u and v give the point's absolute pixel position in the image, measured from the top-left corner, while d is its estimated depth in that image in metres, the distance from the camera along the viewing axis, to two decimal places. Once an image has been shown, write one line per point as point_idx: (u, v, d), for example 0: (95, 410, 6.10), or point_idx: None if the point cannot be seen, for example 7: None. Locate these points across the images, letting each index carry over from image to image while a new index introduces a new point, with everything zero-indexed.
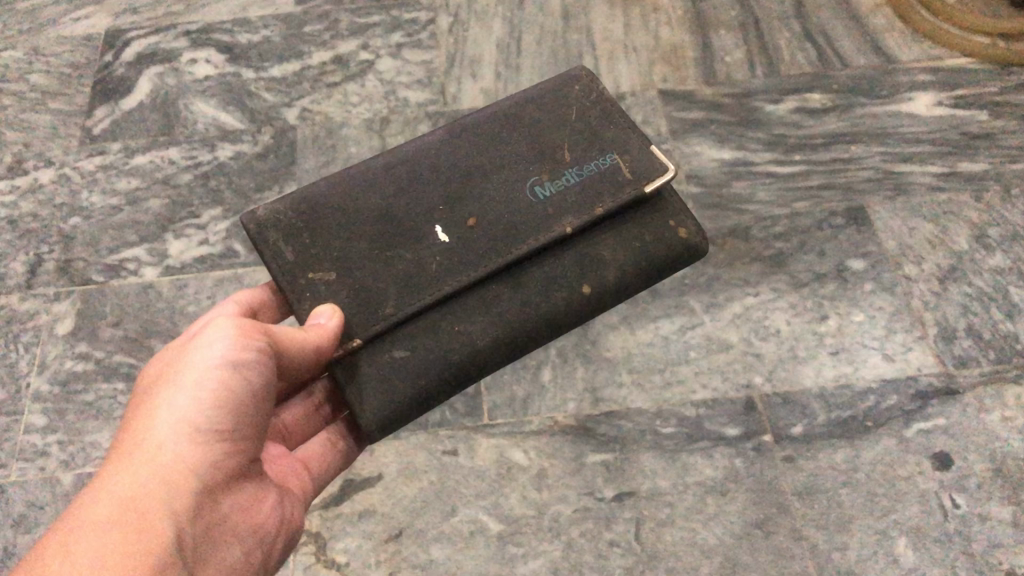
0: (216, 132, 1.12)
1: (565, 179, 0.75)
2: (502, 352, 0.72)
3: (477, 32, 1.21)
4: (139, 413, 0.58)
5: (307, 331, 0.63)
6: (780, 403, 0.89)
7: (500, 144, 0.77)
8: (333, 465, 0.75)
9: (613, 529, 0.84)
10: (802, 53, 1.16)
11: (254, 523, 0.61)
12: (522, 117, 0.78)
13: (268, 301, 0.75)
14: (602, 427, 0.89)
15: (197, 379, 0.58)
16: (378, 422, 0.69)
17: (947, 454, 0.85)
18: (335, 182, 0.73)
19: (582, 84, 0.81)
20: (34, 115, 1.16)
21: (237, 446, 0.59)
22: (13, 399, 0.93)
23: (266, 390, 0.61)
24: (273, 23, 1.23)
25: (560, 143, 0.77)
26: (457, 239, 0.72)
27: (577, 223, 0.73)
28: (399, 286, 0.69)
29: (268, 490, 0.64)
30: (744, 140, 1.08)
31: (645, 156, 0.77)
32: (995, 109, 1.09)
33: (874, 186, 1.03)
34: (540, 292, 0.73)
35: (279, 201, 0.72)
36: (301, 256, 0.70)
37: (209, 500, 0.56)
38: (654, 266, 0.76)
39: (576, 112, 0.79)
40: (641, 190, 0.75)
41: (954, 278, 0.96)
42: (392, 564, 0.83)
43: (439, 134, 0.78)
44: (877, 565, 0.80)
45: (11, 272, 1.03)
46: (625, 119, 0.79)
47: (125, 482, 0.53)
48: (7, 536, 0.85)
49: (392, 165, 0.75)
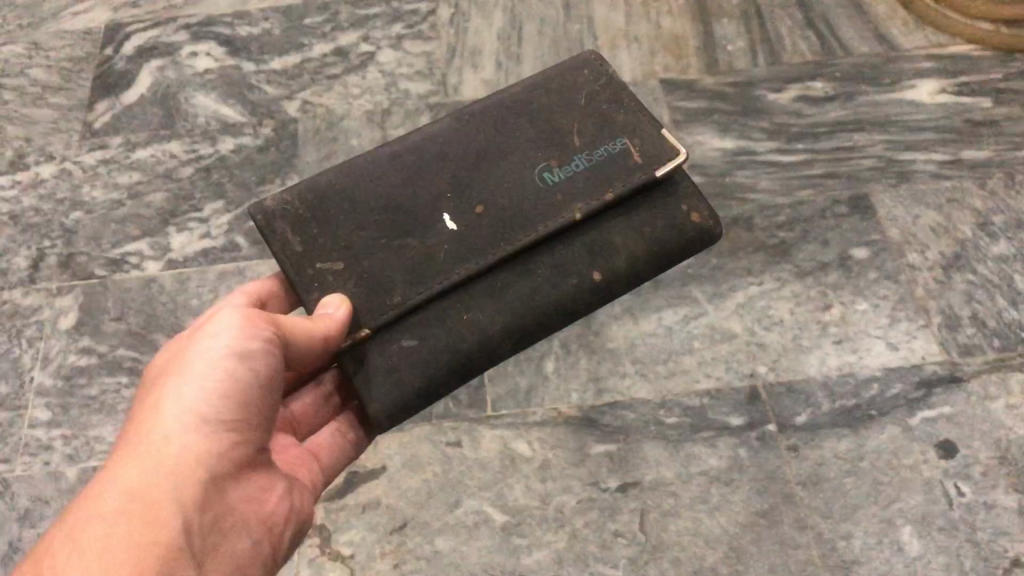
0: (217, 125, 1.12)
1: (573, 165, 0.75)
2: (512, 340, 0.72)
3: (478, 23, 1.21)
4: (145, 404, 0.58)
5: (315, 322, 0.64)
6: (784, 392, 0.89)
7: (507, 130, 0.76)
8: (343, 455, 0.74)
9: (618, 520, 0.84)
10: (805, 40, 1.16)
11: (262, 512, 0.61)
12: (529, 103, 0.78)
13: (275, 292, 0.75)
14: (606, 418, 0.89)
15: (203, 370, 0.58)
16: (386, 411, 0.69)
17: (951, 442, 0.85)
18: (341, 171, 0.73)
19: (591, 68, 0.80)
20: (35, 109, 1.16)
21: (244, 436, 0.59)
22: (17, 394, 0.94)
23: (272, 380, 0.61)
24: (273, 16, 1.23)
25: (569, 129, 0.77)
26: (464, 226, 0.72)
27: (585, 210, 0.73)
28: (407, 274, 0.70)
29: (276, 480, 0.64)
30: (748, 129, 1.08)
31: (655, 140, 0.76)
32: (999, 96, 1.08)
33: (879, 174, 1.03)
34: (549, 280, 0.73)
35: (285, 192, 0.72)
36: (308, 246, 0.70)
37: (216, 491, 0.56)
38: (664, 251, 0.76)
39: (584, 96, 0.79)
40: (651, 175, 0.74)
41: (958, 266, 0.96)
42: (397, 555, 0.83)
43: (446, 121, 0.77)
44: (882, 553, 0.80)
45: (13, 268, 1.03)
46: (635, 102, 0.79)
47: (132, 473, 0.53)
48: (13, 531, 0.85)
49: (399, 152, 0.75)
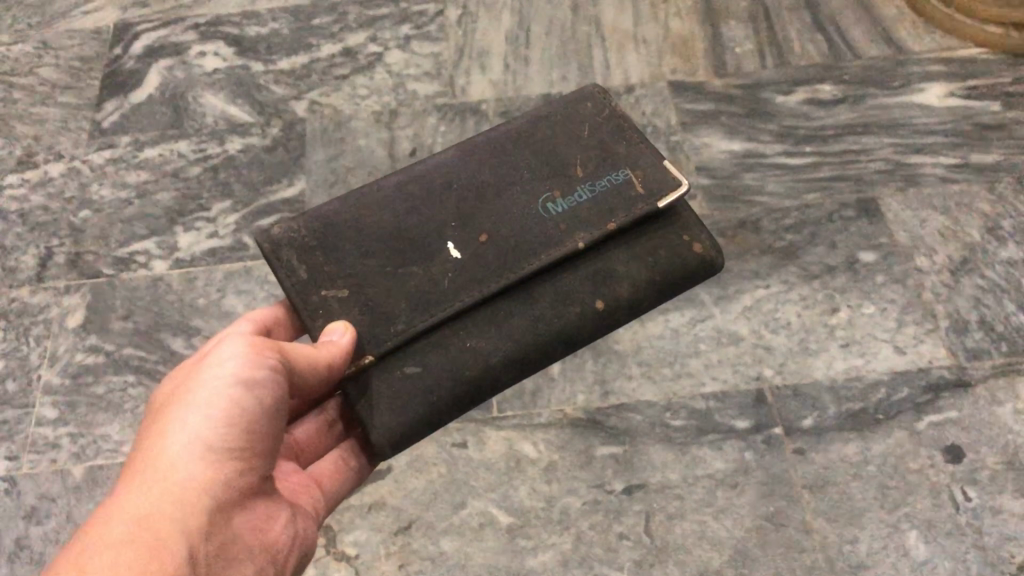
0: (225, 125, 1.13)
1: (577, 196, 0.75)
2: (515, 368, 0.72)
3: (486, 24, 1.21)
4: (152, 434, 0.58)
5: (319, 349, 0.64)
6: (791, 395, 0.89)
7: (512, 161, 0.77)
8: (344, 483, 0.74)
9: (623, 522, 0.83)
10: (813, 43, 1.15)
11: (269, 539, 0.61)
12: (534, 134, 0.79)
13: (281, 319, 0.76)
14: (612, 420, 0.89)
15: (209, 398, 0.58)
16: (388, 439, 0.68)
17: (958, 446, 0.85)
18: (348, 200, 0.74)
19: (594, 101, 0.81)
20: (45, 108, 1.17)
21: (250, 464, 0.59)
22: (25, 392, 0.94)
23: (278, 408, 0.61)
24: (282, 16, 1.24)
25: (572, 159, 0.77)
26: (468, 255, 0.72)
27: (588, 239, 0.73)
28: (411, 302, 0.70)
29: (280, 508, 0.64)
30: (755, 132, 1.08)
31: (658, 170, 0.76)
32: (1008, 100, 1.08)
33: (885, 178, 1.03)
34: (552, 307, 0.73)
35: (291, 220, 0.72)
36: (314, 274, 0.70)
37: (222, 518, 0.56)
38: (668, 281, 0.75)
39: (587, 128, 0.79)
40: (655, 206, 0.74)
41: (966, 270, 0.95)
42: (402, 556, 0.83)
43: (451, 152, 0.78)
44: (888, 558, 0.80)
45: (22, 266, 1.03)
46: (638, 134, 0.79)
47: (139, 503, 0.53)
48: (19, 529, 0.85)
49: (405, 182, 0.75)
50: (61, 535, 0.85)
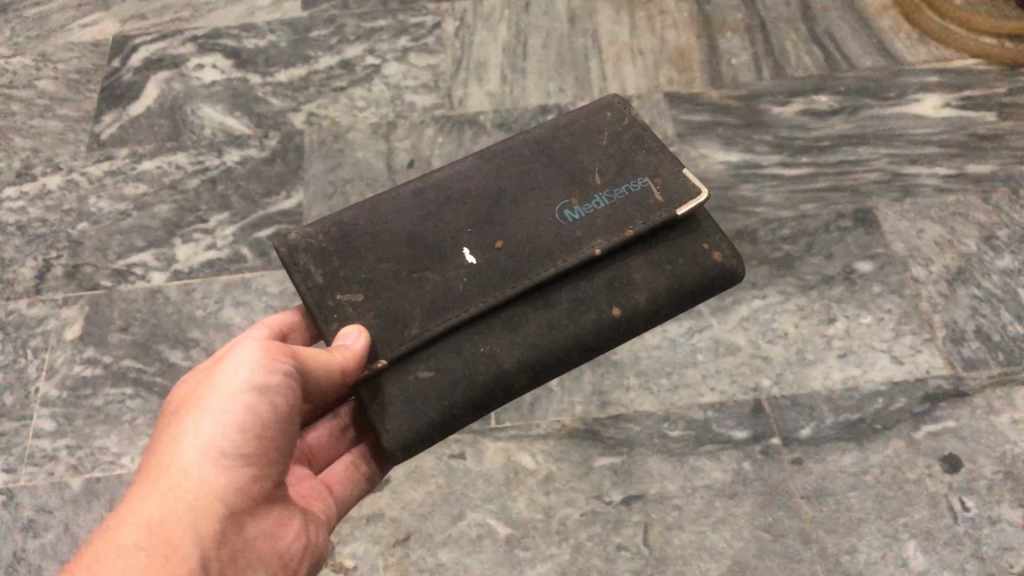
0: (223, 137, 1.13)
1: (594, 203, 0.75)
2: (530, 374, 0.71)
3: (483, 36, 1.22)
4: (166, 439, 0.57)
5: (333, 354, 0.64)
6: (788, 405, 0.89)
7: (529, 169, 0.78)
8: (356, 488, 0.74)
9: (621, 533, 0.83)
10: (809, 54, 1.16)
11: (280, 545, 0.60)
12: (553, 143, 0.80)
13: (297, 324, 0.76)
14: (610, 430, 0.89)
15: (223, 404, 0.57)
16: (401, 442, 0.68)
17: (956, 456, 0.85)
18: (366, 207, 0.75)
19: (613, 112, 0.82)
20: (42, 120, 1.17)
21: (263, 470, 0.59)
22: (22, 404, 0.94)
23: (291, 413, 0.61)
24: (280, 28, 1.24)
25: (590, 168, 0.78)
26: (484, 260, 0.72)
27: (605, 246, 0.73)
28: (426, 306, 0.70)
29: (294, 515, 0.64)
30: (752, 143, 1.08)
31: (677, 179, 0.77)
32: (1003, 110, 1.09)
33: (882, 188, 1.03)
34: (568, 313, 0.73)
35: (310, 226, 0.73)
36: (329, 279, 0.71)
37: (235, 525, 0.56)
38: (686, 289, 0.75)
39: (606, 137, 0.80)
40: (673, 214, 0.75)
41: (962, 280, 0.96)
42: (400, 567, 0.83)
43: (470, 159, 0.79)
44: (887, 568, 0.80)
45: (19, 278, 1.03)
46: (657, 144, 0.80)
47: (151, 509, 0.53)
48: (17, 541, 0.85)
49: (423, 189, 0.76)
50: (59, 548, 0.84)
